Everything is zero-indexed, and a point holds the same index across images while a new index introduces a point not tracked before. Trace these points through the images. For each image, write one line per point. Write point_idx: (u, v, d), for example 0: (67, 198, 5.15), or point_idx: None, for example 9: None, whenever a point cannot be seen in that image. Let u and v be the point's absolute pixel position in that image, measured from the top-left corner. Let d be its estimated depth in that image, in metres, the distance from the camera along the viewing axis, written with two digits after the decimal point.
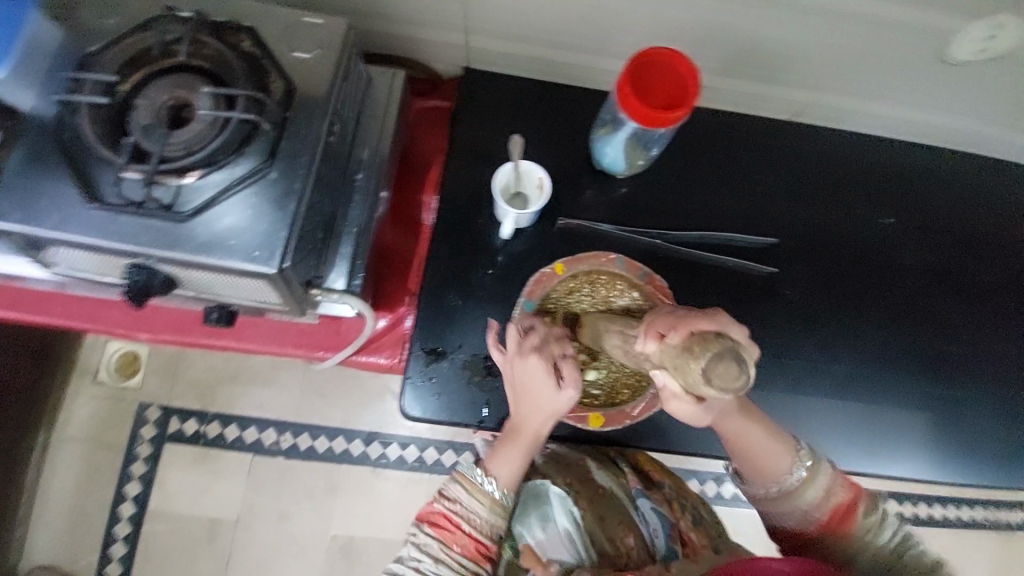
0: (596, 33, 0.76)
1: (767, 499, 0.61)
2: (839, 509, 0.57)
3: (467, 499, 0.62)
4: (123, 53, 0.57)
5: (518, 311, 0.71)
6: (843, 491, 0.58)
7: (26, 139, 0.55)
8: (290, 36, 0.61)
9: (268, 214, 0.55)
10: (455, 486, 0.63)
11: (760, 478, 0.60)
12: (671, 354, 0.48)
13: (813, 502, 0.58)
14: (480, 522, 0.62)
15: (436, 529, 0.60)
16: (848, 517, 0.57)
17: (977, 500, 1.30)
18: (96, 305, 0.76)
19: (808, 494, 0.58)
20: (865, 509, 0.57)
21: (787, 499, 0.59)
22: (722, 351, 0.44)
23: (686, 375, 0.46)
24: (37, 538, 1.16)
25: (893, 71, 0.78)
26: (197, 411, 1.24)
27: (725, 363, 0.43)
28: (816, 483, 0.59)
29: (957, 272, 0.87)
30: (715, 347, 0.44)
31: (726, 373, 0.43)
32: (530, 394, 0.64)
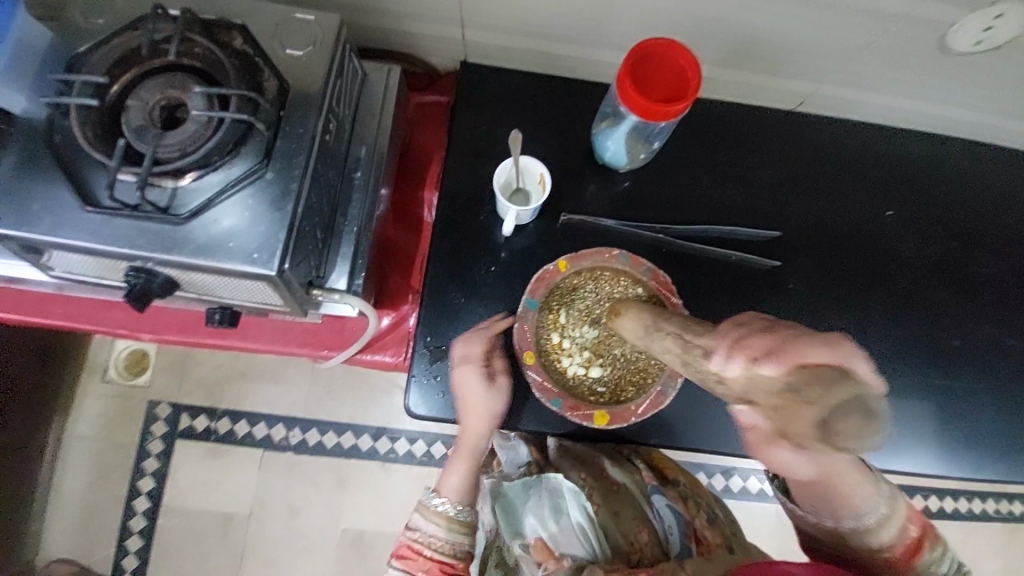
0: (595, 24, 0.75)
1: (839, 533, 0.57)
2: (910, 546, 0.56)
3: (427, 526, 0.71)
4: (114, 53, 0.57)
5: (522, 309, 0.71)
6: (914, 528, 0.57)
7: (16, 141, 0.55)
8: (283, 34, 0.60)
9: (266, 215, 0.55)
10: (416, 516, 0.73)
11: (838, 515, 0.55)
12: (766, 391, 0.37)
13: (889, 541, 0.56)
14: (439, 543, 0.70)
15: (402, 562, 0.70)
16: (917, 554, 0.57)
17: (990, 492, 1.29)
18: (97, 306, 0.76)
19: (884, 534, 0.56)
20: (930, 545, 0.57)
21: (862, 535, 0.56)
22: (851, 400, 0.34)
23: (792, 423, 0.36)
24: (53, 533, 1.18)
25: (901, 60, 0.75)
26: (205, 408, 1.26)
27: (853, 415, 0.34)
28: (895, 522, 0.56)
29: (967, 263, 0.85)
30: (841, 393, 0.34)
31: (853, 427, 0.34)
32: (462, 411, 0.71)
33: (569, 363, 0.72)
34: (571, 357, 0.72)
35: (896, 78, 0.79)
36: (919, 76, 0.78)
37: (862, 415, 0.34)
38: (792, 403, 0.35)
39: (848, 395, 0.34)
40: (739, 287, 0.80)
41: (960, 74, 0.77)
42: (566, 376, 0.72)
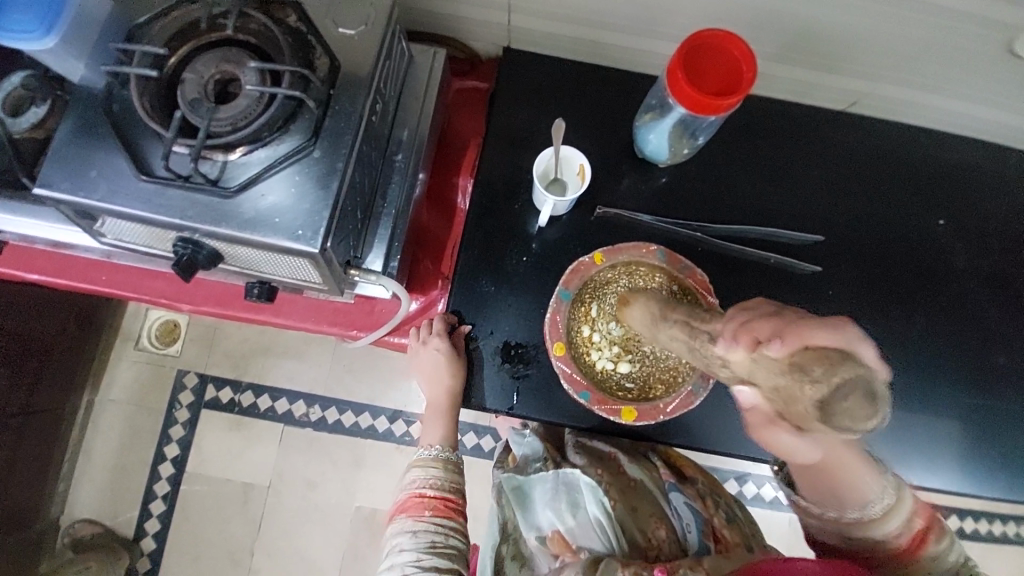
0: (646, 14, 0.73)
1: (845, 524, 0.56)
2: (915, 537, 0.55)
3: (421, 471, 0.73)
4: (172, 26, 0.58)
5: (554, 300, 0.71)
6: (920, 520, 0.55)
7: (75, 109, 0.56)
8: (335, 12, 0.60)
9: (312, 194, 0.55)
10: (413, 471, 0.74)
11: (837, 504, 0.56)
12: (771, 371, 0.38)
13: (893, 532, 0.55)
14: (439, 480, 0.73)
15: (407, 511, 0.70)
16: (923, 546, 0.55)
17: (1014, 516, 1.25)
18: (139, 275, 0.78)
19: (889, 525, 0.55)
20: (939, 537, 0.55)
21: (862, 525, 0.55)
22: (852, 381, 0.35)
23: (790, 402, 0.37)
24: (84, 490, 1.23)
25: (965, 63, 0.72)
26: (232, 380, 1.29)
27: (855, 399, 0.35)
28: (899, 513, 0.55)
29: (1015, 279, 0.82)
30: (844, 372, 0.35)
31: (853, 410, 0.35)
32: (429, 378, 0.75)
33: (597, 356, 0.71)
34: (600, 351, 0.71)
35: (957, 81, 0.76)
36: (982, 80, 0.75)
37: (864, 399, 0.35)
38: (795, 380, 0.36)
39: (857, 378, 0.35)
40: (774, 290, 0.78)
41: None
42: (594, 369, 0.71)
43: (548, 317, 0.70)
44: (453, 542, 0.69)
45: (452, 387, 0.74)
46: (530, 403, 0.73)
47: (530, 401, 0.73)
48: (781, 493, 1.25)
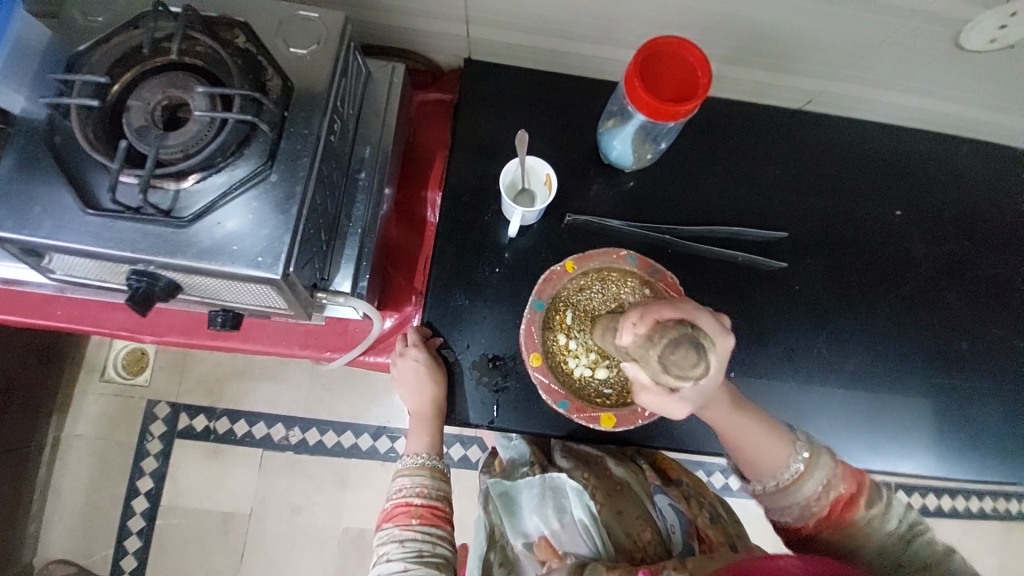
0: (603, 22, 0.74)
1: (767, 494, 0.60)
2: (838, 502, 0.57)
3: (408, 480, 0.70)
4: (114, 52, 0.56)
5: (528, 310, 0.70)
6: (843, 484, 0.58)
7: (15, 142, 0.54)
8: (287, 32, 0.59)
9: (271, 218, 0.54)
10: (399, 479, 0.71)
11: (756, 471, 0.61)
12: (638, 344, 0.50)
13: (810, 496, 0.58)
14: (427, 490, 0.70)
15: (394, 518, 0.68)
16: (849, 507, 0.57)
17: (987, 491, 1.30)
18: (97, 308, 0.75)
19: (805, 489, 0.58)
20: (865, 500, 0.57)
21: (786, 493, 0.59)
22: (681, 338, 0.46)
23: (648, 364, 0.49)
24: (52, 532, 1.18)
25: (912, 59, 0.75)
26: (206, 407, 1.25)
27: (681, 351, 0.45)
28: (815, 477, 0.58)
29: (971, 263, 0.85)
30: (673, 334, 0.47)
31: (684, 360, 0.45)
32: (411, 387, 0.73)
33: (574, 364, 0.71)
34: (577, 358, 0.71)
35: (906, 76, 0.78)
36: (928, 75, 0.77)
37: (687, 350, 0.45)
38: (648, 343, 0.48)
39: (689, 338, 0.46)
40: (744, 288, 0.79)
41: (971, 71, 0.76)
42: (572, 377, 0.71)
43: (522, 326, 0.70)
44: (441, 550, 0.67)
45: (438, 395, 0.72)
46: (510, 416, 0.72)
47: (510, 414, 0.72)
48: None
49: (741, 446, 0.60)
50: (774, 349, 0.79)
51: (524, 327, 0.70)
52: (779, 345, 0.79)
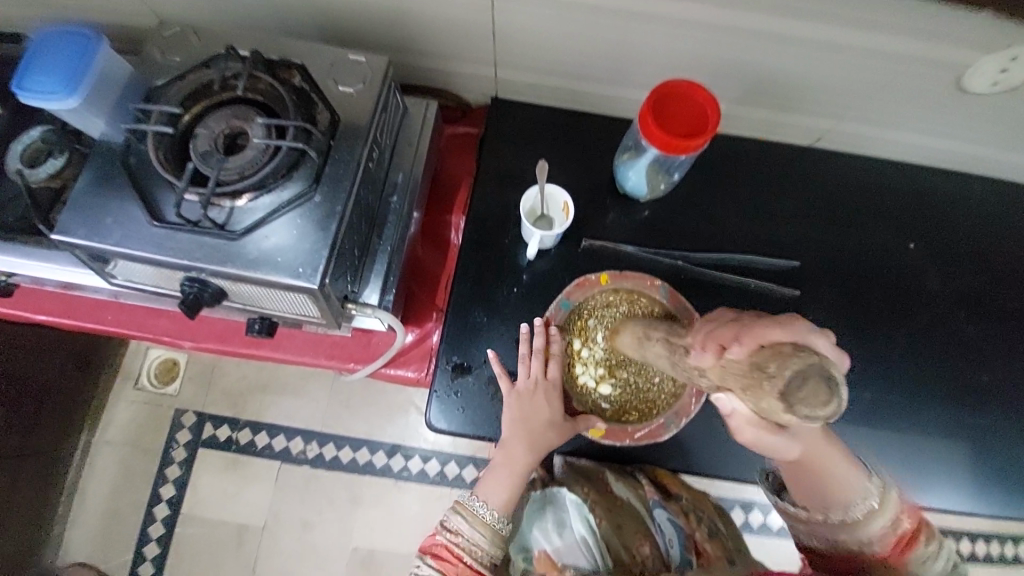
0: (621, 65, 0.80)
1: (827, 525, 0.59)
2: (901, 542, 0.56)
3: (467, 528, 0.70)
4: (185, 86, 0.63)
5: (553, 306, 0.76)
6: (908, 525, 0.57)
7: (95, 161, 0.61)
8: (336, 72, 0.66)
9: (312, 234, 0.59)
10: (456, 518, 0.71)
11: (825, 504, 0.58)
12: (736, 371, 0.45)
13: (877, 534, 0.57)
14: (480, 552, 0.69)
15: (438, 560, 0.68)
16: (909, 549, 0.56)
17: (1020, 537, 1.25)
18: (145, 314, 0.82)
19: (872, 526, 0.57)
20: (926, 540, 0.56)
21: (847, 527, 0.57)
22: (805, 369, 0.40)
23: (761, 396, 0.42)
24: (77, 534, 1.22)
25: (915, 101, 0.79)
26: (229, 418, 1.30)
27: (814, 385, 0.40)
28: (885, 516, 0.57)
29: (984, 298, 0.86)
30: (799, 366, 0.40)
31: (813, 397, 0.40)
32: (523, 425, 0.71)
33: (582, 372, 0.76)
34: (586, 367, 0.76)
35: (911, 117, 0.82)
36: (934, 113, 0.81)
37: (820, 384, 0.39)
38: (754, 375, 0.43)
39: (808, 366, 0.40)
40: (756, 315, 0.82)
41: (976, 112, 0.79)
42: (576, 382, 0.76)
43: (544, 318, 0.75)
44: None
45: (536, 441, 0.71)
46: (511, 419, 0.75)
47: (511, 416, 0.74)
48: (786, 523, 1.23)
49: (809, 472, 0.57)
50: None
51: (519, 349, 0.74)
52: None
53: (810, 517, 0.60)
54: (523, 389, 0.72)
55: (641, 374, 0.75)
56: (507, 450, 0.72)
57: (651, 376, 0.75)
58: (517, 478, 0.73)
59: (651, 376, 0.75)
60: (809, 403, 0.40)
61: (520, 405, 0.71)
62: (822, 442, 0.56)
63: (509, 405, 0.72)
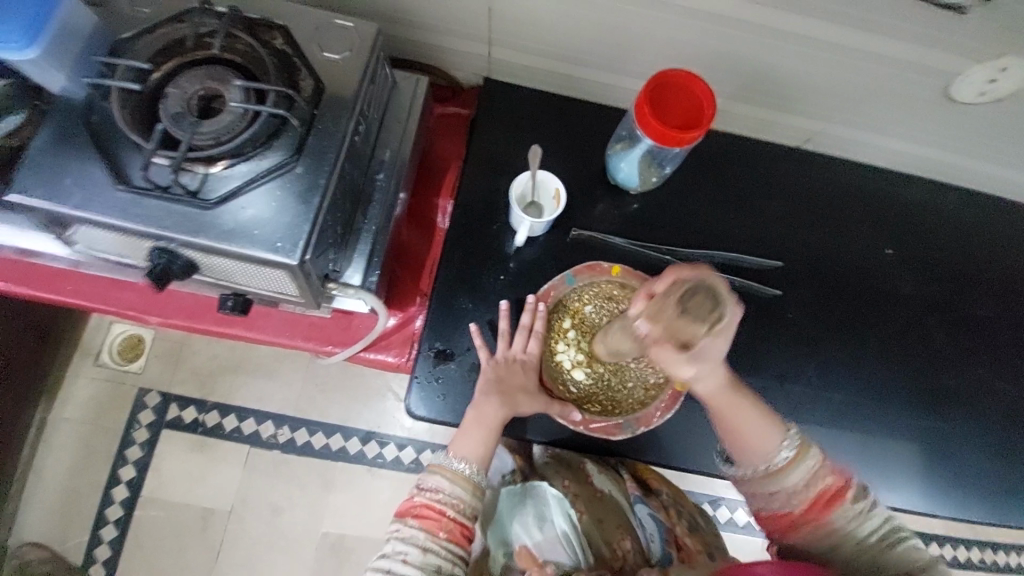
0: (617, 53, 0.78)
1: (755, 479, 0.63)
2: (824, 493, 0.60)
3: (448, 486, 0.68)
4: (156, 43, 0.59)
5: (558, 277, 0.74)
6: (829, 477, 0.60)
7: (54, 119, 0.57)
8: (323, 38, 0.63)
9: (293, 208, 0.57)
10: (434, 477, 0.69)
11: (748, 458, 0.63)
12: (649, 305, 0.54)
13: (799, 485, 0.61)
14: (463, 505, 0.68)
15: (421, 520, 0.66)
16: (834, 501, 0.60)
17: (973, 538, 1.29)
18: (110, 286, 0.77)
19: (793, 477, 0.61)
20: (853, 495, 0.60)
21: (774, 479, 0.62)
22: (695, 290, 0.49)
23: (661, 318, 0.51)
24: (29, 515, 1.16)
25: (904, 107, 0.80)
26: (196, 399, 1.25)
27: (700, 296, 0.48)
28: (803, 466, 0.61)
29: (955, 306, 0.88)
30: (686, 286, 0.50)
31: (699, 306, 0.48)
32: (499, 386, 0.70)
33: (563, 350, 0.75)
34: (567, 348, 0.75)
35: (898, 123, 0.83)
36: (919, 121, 0.82)
37: (703, 295, 0.48)
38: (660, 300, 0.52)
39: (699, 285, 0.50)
40: None
41: (960, 122, 0.81)
42: (553, 358, 0.75)
43: (546, 287, 0.74)
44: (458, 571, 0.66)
45: (512, 401, 0.70)
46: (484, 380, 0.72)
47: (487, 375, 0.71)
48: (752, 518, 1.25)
49: (731, 426, 0.63)
50: (764, 374, 0.81)
51: (501, 322, 0.74)
52: (769, 371, 0.81)
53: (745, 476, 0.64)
54: (500, 360, 0.72)
55: (618, 372, 0.74)
56: (479, 408, 0.70)
57: (626, 379, 0.74)
58: (492, 436, 0.70)
59: (627, 380, 0.74)
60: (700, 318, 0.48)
61: (497, 373, 0.71)
62: (734, 395, 0.63)
63: (484, 370, 0.71)
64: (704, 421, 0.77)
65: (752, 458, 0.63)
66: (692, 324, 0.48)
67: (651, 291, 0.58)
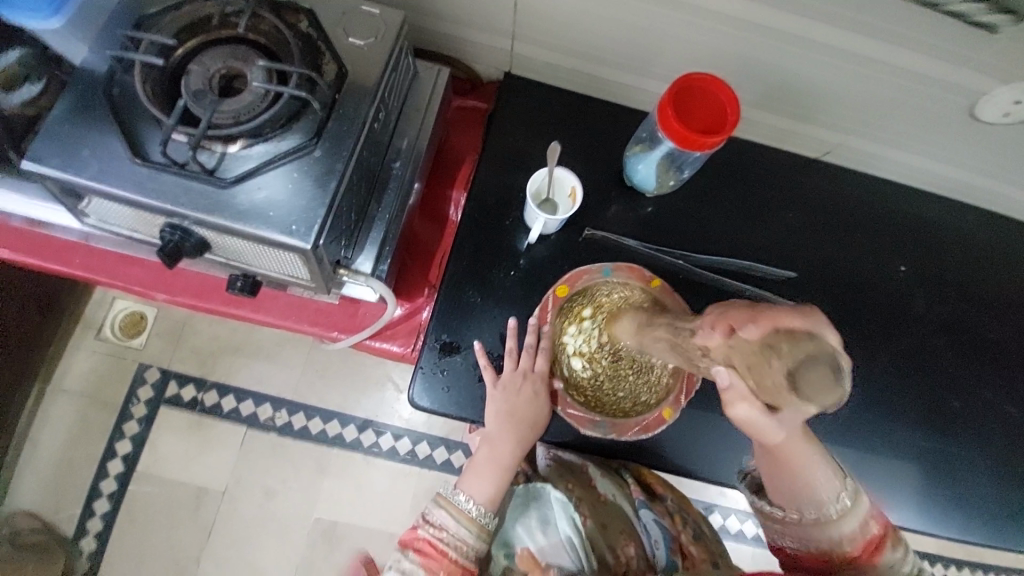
0: (642, 53, 0.77)
1: (803, 523, 0.61)
2: (869, 544, 0.59)
3: (453, 524, 0.68)
4: (181, 19, 0.59)
5: (596, 265, 0.72)
6: (876, 527, 0.59)
7: (75, 87, 0.56)
8: (347, 21, 0.62)
9: (309, 191, 0.56)
10: (440, 512, 0.69)
11: (796, 502, 0.61)
12: (745, 351, 0.43)
13: (847, 535, 0.59)
14: (466, 547, 0.68)
15: (421, 556, 0.66)
16: (878, 553, 0.59)
17: (963, 559, 1.28)
18: (117, 260, 0.77)
19: (844, 527, 0.59)
20: (893, 546, 0.59)
21: (820, 526, 0.60)
22: (816, 354, 0.38)
23: (764, 372, 0.41)
24: (24, 483, 1.17)
25: (928, 125, 0.79)
26: (196, 378, 1.25)
27: (820, 369, 0.38)
28: (854, 516, 0.59)
29: (965, 327, 0.87)
30: (806, 347, 0.39)
31: (818, 381, 0.38)
32: (510, 425, 0.70)
33: (571, 334, 0.74)
34: (577, 335, 0.74)
35: (921, 140, 0.82)
36: (941, 139, 0.81)
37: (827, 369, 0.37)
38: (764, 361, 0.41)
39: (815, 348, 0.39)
40: None
41: (983, 143, 0.80)
42: (559, 337, 0.75)
43: (580, 269, 0.72)
44: None
45: (520, 436, 0.72)
46: (495, 416, 0.71)
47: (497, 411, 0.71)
48: (744, 526, 1.25)
49: (784, 466, 0.60)
50: None
51: (507, 341, 0.73)
52: None
53: (793, 518, 0.62)
54: (508, 377, 0.71)
55: (612, 377, 0.73)
56: (493, 445, 0.72)
57: (618, 390, 0.72)
58: (502, 474, 0.73)
59: (617, 392, 0.72)
60: (820, 392, 0.38)
61: (504, 396, 0.70)
62: (799, 440, 0.58)
63: (494, 397, 0.71)
64: (707, 428, 0.77)
65: (801, 499, 0.60)
66: (810, 397, 0.38)
67: (733, 322, 0.46)
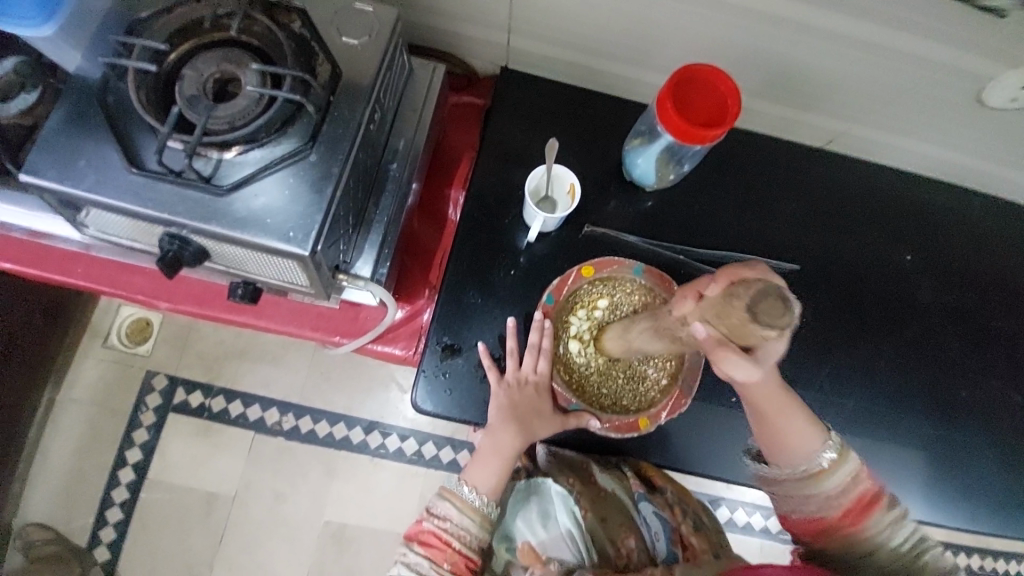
0: (639, 45, 0.76)
1: (793, 480, 0.63)
2: (862, 498, 0.61)
3: (457, 515, 0.68)
4: (173, 24, 0.58)
5: (628, 262, 0.74)
6: (866, 483, 0.62)
7: (69, 97, 0.56)
8: (341, 22, 0.61)
9: (306, 196, 0.56)
10: (444, 504, 0.68)
11: (787, 459, 0.63)
12: (712, 303, 0.49)
13: (837, 490, 0.62)
14: (468, 537, 0.68)
15: (425, 548, 0.66)
16: (870, 507, 0.61)
17: (975, 548, 1.27)
18: (118, 270, 0.77)
19: (832, 481, 0.62)
20: (887, 502, 0.61)
21: (810, 483, 0.62)
22: (765, 288, 0.42)
23: (728, 318, 0.45)
24: (37, 492, 1.18)
25: (934, 109, 0.77)
26: (203, 383, 1.25)
27: (771, 296, 0.41)
28: (844, 470, 0.62)
29: (974, 315, 0.86)
30: (758, 285, 0.43)
31: (772, 310, 0.41)
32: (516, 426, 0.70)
33: (577, 318, 0.74)
34: (583, 320, 0.74)
35: (927, 126, 0.81)
36: (947, 125, 0.80)
37: (776, 297, 0.41)
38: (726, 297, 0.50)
39: (765, 284, 0.43)
40: None
41: (991, 127, 0.78)
42: (565, 317, 0.74)
43: (614, 259, 0.74)
44: None
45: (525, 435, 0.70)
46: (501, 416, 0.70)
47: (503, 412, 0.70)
48: (753, 519, 1.24)
49: (775, 426, 0.63)
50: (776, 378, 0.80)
51: (508, 341, 0.73)
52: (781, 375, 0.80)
53: (783, 474, 0.64)
54: (511, 381, 0.71)
55: (602, 371, 0.74)
56: (494, 436, 0.71)
57: (606, 384, 0.73)
58: (506, 467, 0.72)
59: (602, 390, 0.73)
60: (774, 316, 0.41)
61: (510, 397, 0.70)
62: (781, 396, 0.62)
63: (498, 396, 0.71)
64: (714, 424, 0.76)
65: (791, 458, 0.63)
66: (767, 324, 0.41)
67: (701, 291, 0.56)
